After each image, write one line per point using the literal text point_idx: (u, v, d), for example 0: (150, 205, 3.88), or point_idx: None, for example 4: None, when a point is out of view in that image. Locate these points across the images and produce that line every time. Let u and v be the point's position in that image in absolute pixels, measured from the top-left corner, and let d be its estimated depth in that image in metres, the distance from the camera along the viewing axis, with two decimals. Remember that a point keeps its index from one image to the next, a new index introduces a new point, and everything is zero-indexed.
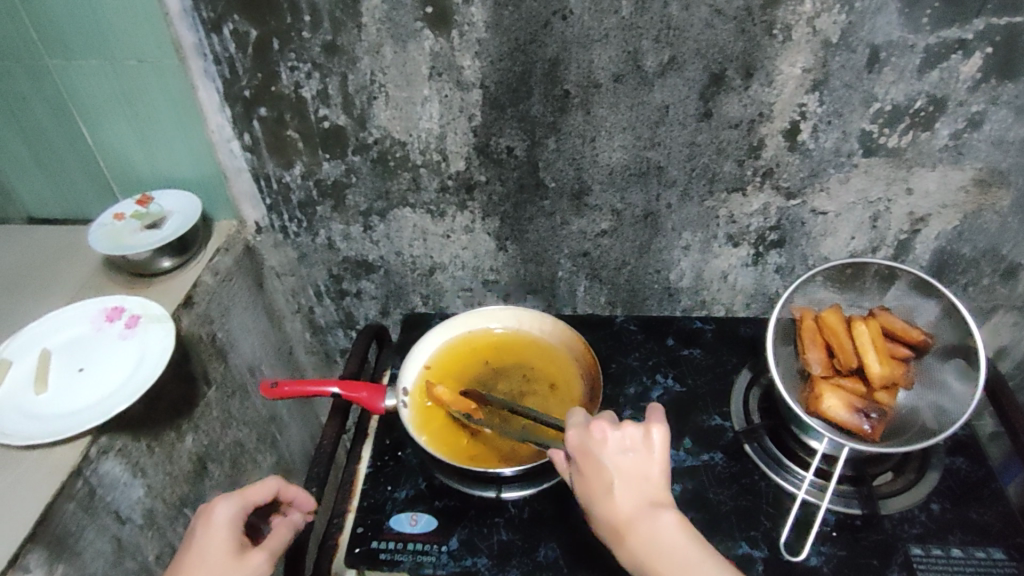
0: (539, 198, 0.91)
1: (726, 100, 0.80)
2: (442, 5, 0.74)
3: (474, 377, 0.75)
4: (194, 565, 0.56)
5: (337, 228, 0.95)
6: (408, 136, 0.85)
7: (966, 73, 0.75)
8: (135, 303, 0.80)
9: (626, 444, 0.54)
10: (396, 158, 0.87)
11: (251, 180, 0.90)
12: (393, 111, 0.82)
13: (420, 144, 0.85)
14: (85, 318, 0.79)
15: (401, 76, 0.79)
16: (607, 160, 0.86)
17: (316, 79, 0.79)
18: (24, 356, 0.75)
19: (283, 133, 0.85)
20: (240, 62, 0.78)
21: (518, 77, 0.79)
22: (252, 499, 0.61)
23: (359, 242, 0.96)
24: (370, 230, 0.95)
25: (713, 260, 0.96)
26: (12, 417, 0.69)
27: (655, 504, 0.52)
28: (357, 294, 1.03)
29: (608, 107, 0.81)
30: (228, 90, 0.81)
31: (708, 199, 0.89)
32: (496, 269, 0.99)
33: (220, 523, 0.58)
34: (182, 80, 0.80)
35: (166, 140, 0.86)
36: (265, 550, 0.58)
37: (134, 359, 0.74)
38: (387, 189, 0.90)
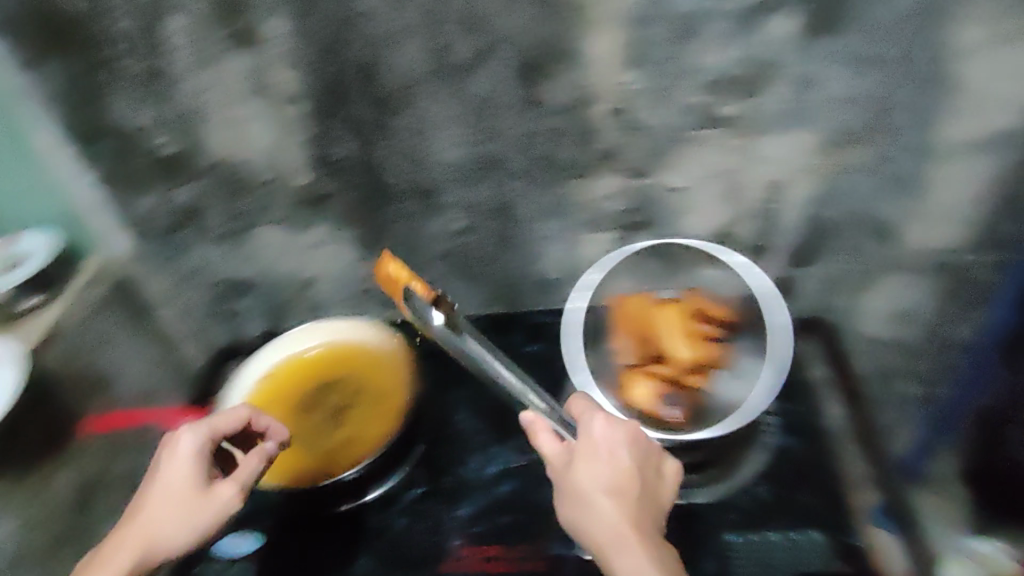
0: (389, 202, 0.90)
1: (547, 86, 0.78)
2: (239, 19, 0.73)
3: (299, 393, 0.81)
4: (162, 492, 0.61)
5: (202, 252, 0.95)
6: (244, 156, 0.85)
7: (783, 34, 0.72)
8: None
9: (646, 452, 0.60)
10: (238, 178, 0.87)
11: (111, 212, 0.89)
12: (219, 131, 0.82)
13: (258, 161, 0.85)
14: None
15: (220, 96, 0.80)
16: (446, 156, 0.85)
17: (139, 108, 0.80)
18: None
19: (126, 163, 0.85)
20: (57, 105, 0.78)
21: (332, 85, 0.78)
22: (219, 431, 0.67)
23: (227, 263, 0.97)
24: (233, 250, 0.95)
25: (581, 248, 0.94)
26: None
27: (653, 525, 0.56)
28: (237, 314, 1.04)
29: (430, 105, 0.80)
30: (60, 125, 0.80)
31: (557, 186, 0.87)
32: (369, 279, 0.99)
33: (183, 454, 0.64)
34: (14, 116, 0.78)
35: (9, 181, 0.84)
36: (232, 481, 0.63)
37: None
38: (238, 209, 0.90)
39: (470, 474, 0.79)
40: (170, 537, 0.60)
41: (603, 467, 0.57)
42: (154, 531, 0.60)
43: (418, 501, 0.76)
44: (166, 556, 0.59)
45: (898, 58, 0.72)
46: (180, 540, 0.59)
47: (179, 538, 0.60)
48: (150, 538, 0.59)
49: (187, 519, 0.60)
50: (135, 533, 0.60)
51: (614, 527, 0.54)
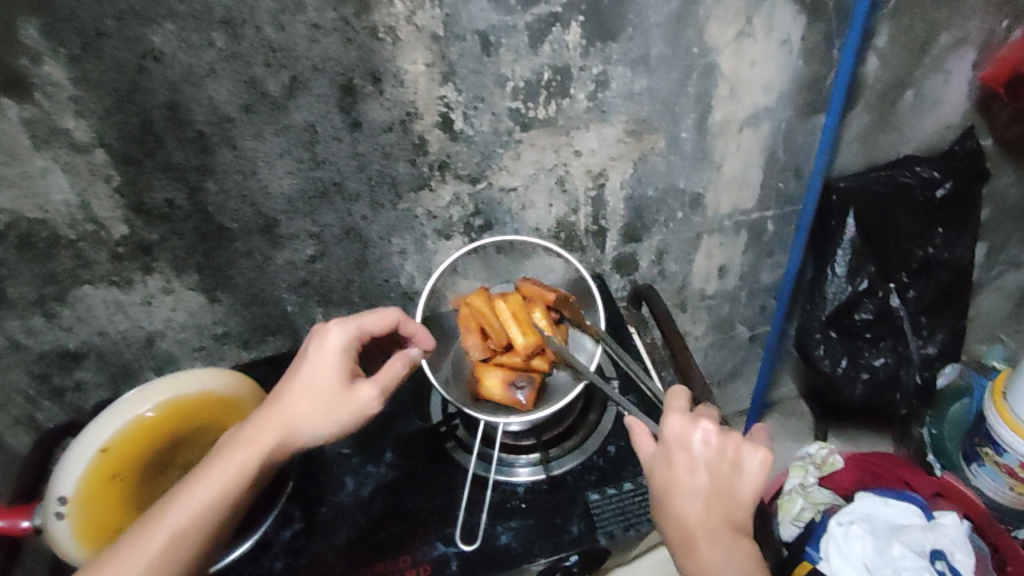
0: (228, 241, 0.87)
1: (367, 107, 0.79)
2: (9, 69, 0.67)
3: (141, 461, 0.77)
4: (309, 383, 0.66)
5: (14, 326, 0.85)
6: (45, 213, 0.78)
7: (573, 42, 0.79)
8: None
9: (723, 453, 0.62)
10: (43, 239, 0.79)
11: None
12: (10, 189, 0.75)
13: (65, 217, 0.79)
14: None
15: (2, 152, 0.72)
16: (280, 187, 0.84)
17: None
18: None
19: None
20: None
21: (138, 128, 0.74)
22: (364, 330, 0.71)
23: (49, 333, 0.88)
24: (55, 318, 0.87)
25: (434, 257, 0.97)
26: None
27: (726, 519, 0.62)
28: (75, 386, 0.95)
29: (252, 138, 0.78)
30: None
31: (399, 202, 0.89)
32: (221, 322, 0.96)
33: (333, 346, 0.68)
34: None
35: None
36: (372, 382, 0.68)
37: None
38: (53, 272, 0.83)
39: (347, 499, 0.81)
40: (312, 424, 0.65)
41: (695, 476, 0.62)
42: (296, 416, 0.65)
43: (292, 541, 0.78)
44: (303, 442, 0.65)
45: (669, 56, 0.82)
46: (314, 433, 0.65)
47: (314, 432, 0.65)
48: (288, 426, 0.64)
49: (330, 412, 0.66)
50: (275, 417, 0.65)
51: (682, 529, 0.62)
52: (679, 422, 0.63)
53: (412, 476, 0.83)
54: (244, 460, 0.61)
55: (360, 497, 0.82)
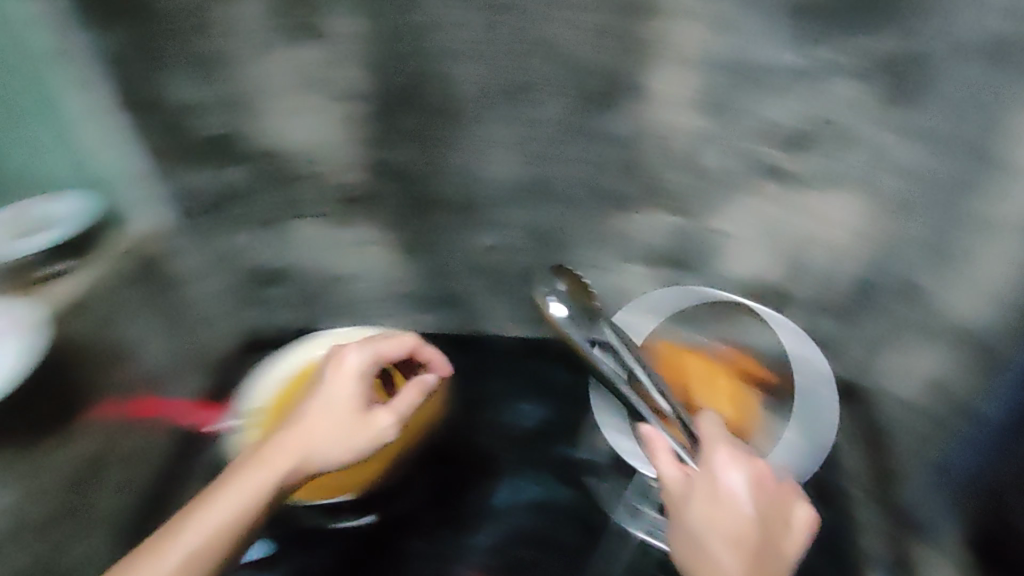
0: (432, 212, 0.91)
1: (608, 117, 0.77)
2: (302, 18, 0.75)
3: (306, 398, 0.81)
4: (329, 406, 0.68)
5: (240, 237, 0.96)
6: (290, 148, 0.86)
7: (850, 95, 0.68)
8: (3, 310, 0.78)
9: (773, 494, 0.61)
10: (285, 169, 0.89)
11: (150, 182, 0.89)
12: (274, 120, 0.84)
13: (310, 155, 0.87)
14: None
15: (272, 87, 0.81)
16: (498, 174, 0.85)
17: (196, 89, 0.81)
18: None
19: (174, 143, 0.86)
20: (117, 74, 0.80)
21: (388, 91, 0.80)
22: (382, 356, 0.73)
23: (265, 250, 0.98)
24: (273, 238, 0.96)
25: (621, 281, 0.92)
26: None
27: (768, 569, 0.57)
28: (266, 301, 1.05)
29: (488, 122, 0.80)
30: (113, 95, 0.81)
31: (604, 217, 0.87)
32: (405, 283, 0.99)
33: (349, 369, 0.71)
34: (61, 80, 0.79)
35: (48, 142, 0.84)
36: (390, 411, 0.70)
37: None
38: (288, 199, 0.92)
39: (489, 502, 0.83)
40: (326, 448, 0.66)
41: (727, 511, 0.59)
42: (315, 439, 0.66)
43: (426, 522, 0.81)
44: (318, 466, 0.65)
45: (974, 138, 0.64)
46: (332, 456, 0.66)
47: (332, 454, 0.66)
48: (308, 450, 0.65)
49: (346, 437, 0.67)
50: (294, 440, 0.65)
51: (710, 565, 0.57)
52: (720, 450, 0.64)
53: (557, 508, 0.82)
54: (263, 483, 0.61)
55: (502, 505, 0.83)
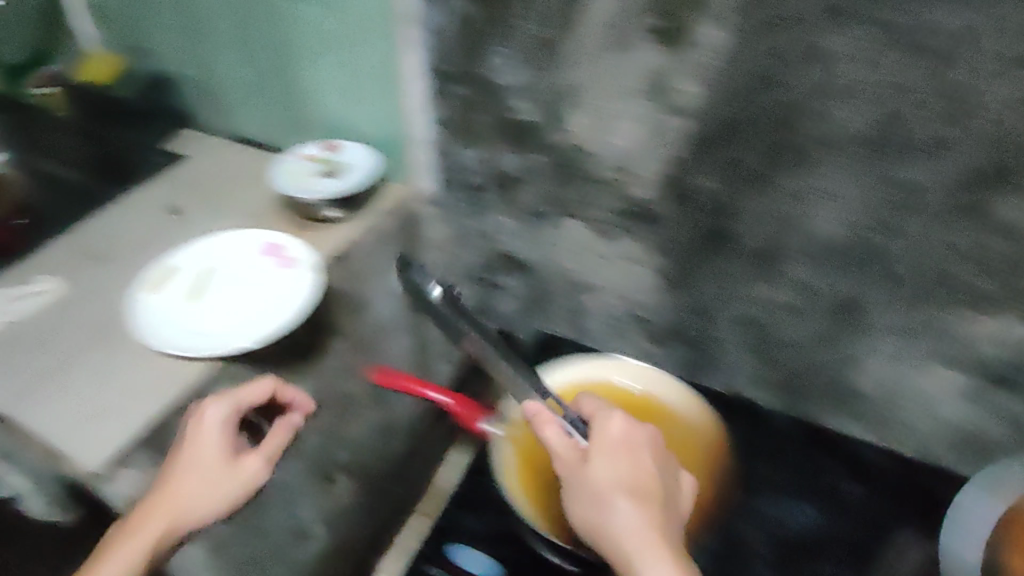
0: (722, 252, 0.81)
1: (999, 202, 0.64)
2: (674, 18, 0.67)
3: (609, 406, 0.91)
4: (194, 460, 0.68)
5: (500, 220, 0.94)
6: (599, 148, 0.80)
7: None
8: (295, 246, 0.85)
9: (665, 461, 0.67)
10: (580, 168, 0.83)
11: (431, 153, 0.93)
12: (587, 117, 0.78)
13: (609, 162, 0.81)
14: (247, 241, 0.86)
15: (611, 84, 0.74)
16: (819, 233, 0.74)
17: (520, 69, 0.78)
18: (194, 261, 0.84)
19: (471, 118, 0.86)
20: (450, 39, 0.80)
21: (737, 115, 0.70)
22: (243, 402, 0.72)
23: (519, 241, 0.95)
24: (533, 231, 0.93)
25: (915, 377, 0.81)
26: (159, 315, 0.78)
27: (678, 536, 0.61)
28: (499, 287, 1.03)
29: (840, 172, 0.69)
30: (434, 65, 0.83)
31: (932, 305, 0.74)
32: (651, 309, 0.93)
33: (211, 422, 0.69)
34: (394, 44, 0.83)
35: (365, 94, 0.90)
36: (257, 455, 0.72)
37: (278, 294, 0.80)
38: (563, 198, 0.87)
39: None
40: (199, 506, 0.66)
41: (625, 464, 0.64)
42: (183, 500, 0.66)
43: None
44: (189, 529, 0.66)
45: None
46: (202, 514, 0.66)
47: (203, 514, 0.67)
48: (176, 513, 0.65)
49: (214, 493, 0.68)
50: (167, 502, 0.65)
51: (631, 528, 0.59)
52: (617, 417, 0.68)
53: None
54: (137, 553, 0.62)
55: None
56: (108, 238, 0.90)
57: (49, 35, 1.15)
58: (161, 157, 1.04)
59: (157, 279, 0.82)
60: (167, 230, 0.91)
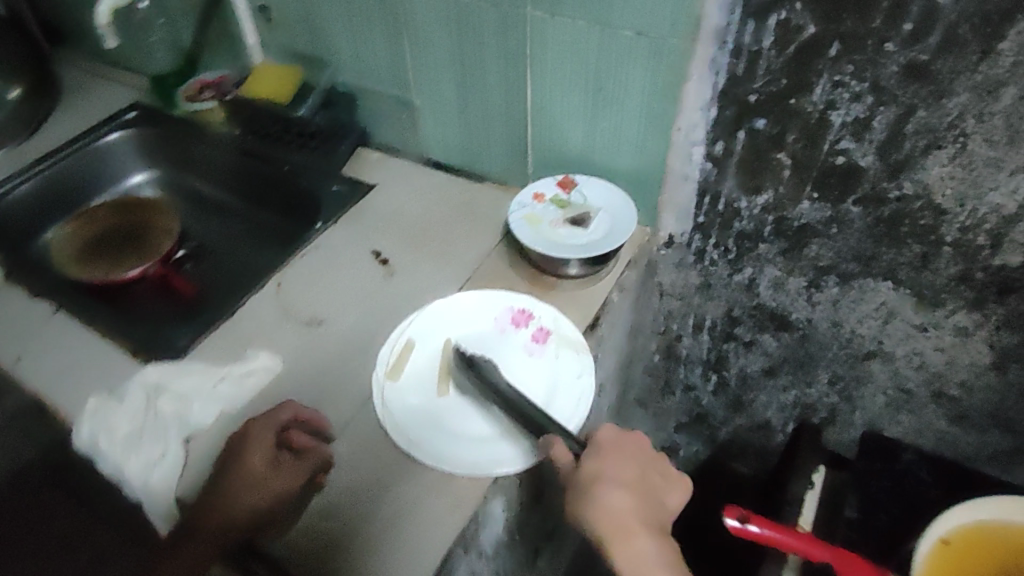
0: None
1: None
2: None
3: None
4: (226, 472, 0.59)
5: (771, 273, 0.79)
6: (957, 205, 0.64)
7: None
8: (548, 315, 0.71)
9: (640, 460, 0.60)
10: (915, 225, 0.67)
11: (693, 193, 0.76)
12: (954, 166, 0.61)
13: (969, 219, 0.65)
14: (486, 310, 0.72)
15: (1005, 131, 0.57)
16: None
17: (866, 104, 0.61)
18: (427, 339, 0.69)
19: (770, 153, 0.68)
20: (768, 60, 0.62)
21: None
22: (282, 422, 0.63)
23: (789, 295, 0.81)
24: (816, 287, 0.78)
25: None
26: (410, 413, 0.63)
27: (648, 519, 0.57)
28: (753, 341, 0.89)
29: None
30: (730, 89, 0.66)
31: None
32: (968, 388, 0.80)
33: (253, 438, 0.61)
34: (679, 66, 0.66)
35: (618, 123, 0.74)
36: (295, 466, 0.59)
37: (545, 383, 0.66)
38: (874, 255, 0.72)
39: None
40: (225, 515, 0.56)
41: (616, 462, 0.59)
42: (212, 507, 0.57)
43: None
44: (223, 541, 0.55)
45: None
46: (225, 522, 0.55)
47: (227, 522, 0.56)
48: (206, 526, 0.56)
49: (236, 501, 0.57)
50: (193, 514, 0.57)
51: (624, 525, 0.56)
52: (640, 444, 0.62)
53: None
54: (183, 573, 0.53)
55: None
56: (313, 295, 0.76)
57: (200, 42, 1.00)
58: (345, 184, 0.89)
59: (390, 364, 0.67)
60: (379, 285, 0.77)
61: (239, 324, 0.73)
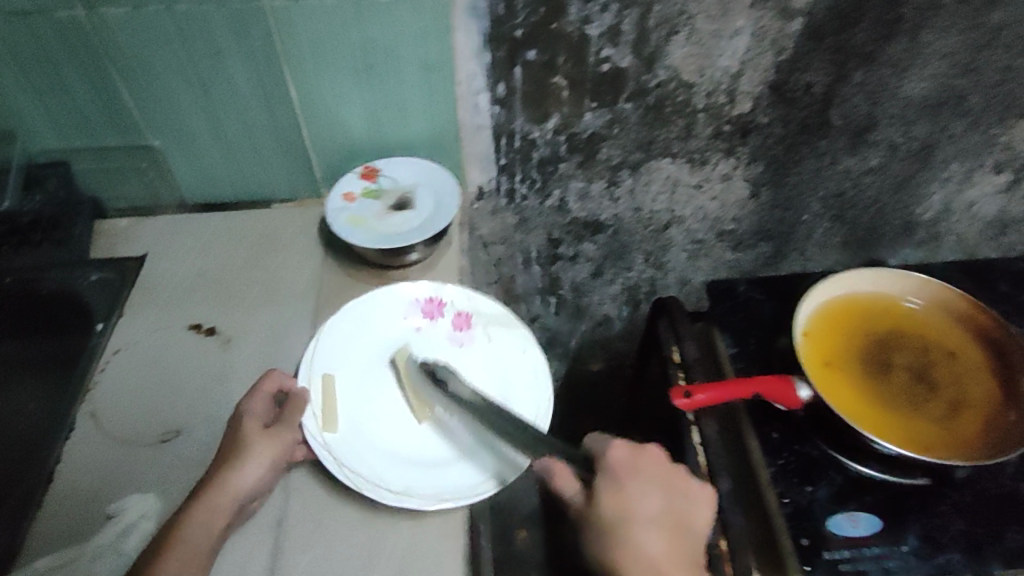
0: (817, 138, 0.80)
1: None
2: None
3: (864, 320, 0.67)
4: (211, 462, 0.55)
5: (575, 187, 0.84)
6: (699, 77, 0.73)
7: None
8: (458, 297, 0.71)
9: (668, 480, 0.55)
10: (675, 103, 0.76)
11: (489, 140, 0.78)
12: (690, 45, 0.70)
13: (709, 86, 0.74)
14: (394, 310, 0.70)
15: (719, 6, 0.67)
16: (908, 92, 0.76)
17: (613, 11, 0.67)
18: (344, 364, 0.66)
19: (547, 80, 0.72)
20: None
21: (854, 1, 0.67)
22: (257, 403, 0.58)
23: (597, 200, 0.86)
24: (614, 186, 0.84)
25: (968, 191, 0.88)
26: (376, 452, 0.61)
27: (678, 550, 0.52)
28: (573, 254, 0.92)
29: (939, 31, 0.70)
30: (496, 31, 0.68)
31: (995, 128, 0.80)
32: (738, 218, 0.90)
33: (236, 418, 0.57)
34: (443, 19, 0.66)
35: (399, 93, 0.72)
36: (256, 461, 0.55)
37: (494, 372, 0.68)
38: (652, 139, 0.79)
39: None
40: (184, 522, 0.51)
41: (637, 490, 0.54)
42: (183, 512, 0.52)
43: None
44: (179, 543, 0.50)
45: None
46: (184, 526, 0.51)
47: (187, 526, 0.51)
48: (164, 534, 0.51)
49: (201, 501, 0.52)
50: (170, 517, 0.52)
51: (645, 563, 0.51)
52: (657, 460, 0.56)
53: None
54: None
55: None
56: (152, 403, 0.64)
57: None
58: (108, 270, 0.74)
59: (321, 413, 0.61)
60: (220, 359, 0.68)
61: (79, 477, 0.59)
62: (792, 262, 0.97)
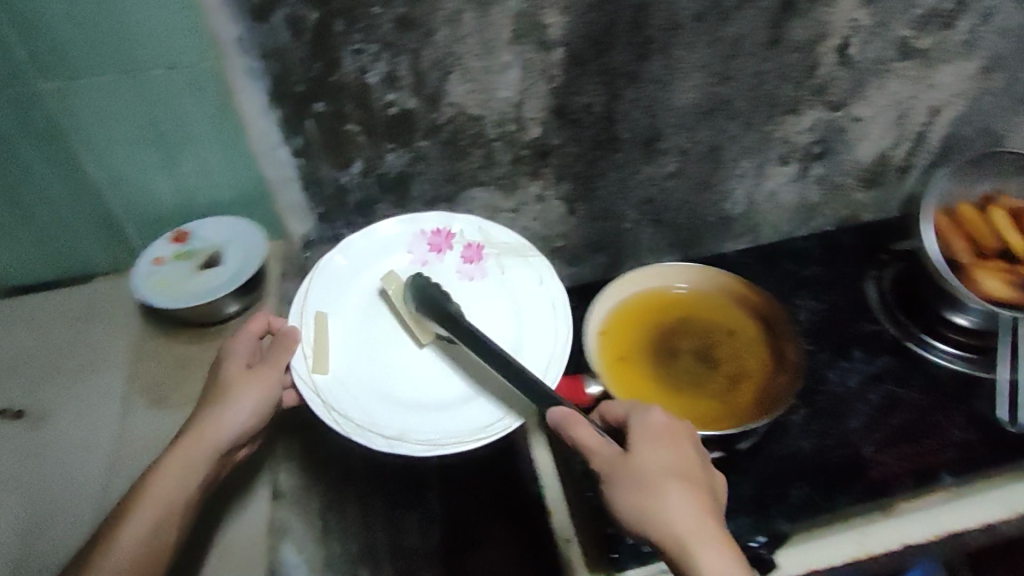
0: (612, 151, 0.86)
1: (794, 25, 0.78)
2: None
3: (650, 319, 0.77)
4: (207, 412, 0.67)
5: None
6: (484, 109, 0.79)
7: None
8: (467, 227, 0.82)
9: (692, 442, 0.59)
10: (469, 135, 0.81)
11: (300, 189, 0.82)
12: (466, 83, 0.76)
13: (496, 116, 0.80)
14: (398, 242, 0.81)
15: (481, 45, 0.73)
16: (680, 102, 0.83)
17: (384, 60, 0.71)
18: (337, 306, 0.76)
19: (342, 128, 0.76)
20: (295, 51, 0.68)
21: (602, 29, 0.74)
22: (235, 356, 0.70)
23: None
24: None
25: (764, 182, 0.95)
26: (362, 388, 0.71)
27: (713, 506, 0.55)
28: None
29: (686, 47, 0.77)
30: (279, 89, 0.71)
31: (768, 124, 0.88)
32: (564, 234, 0.96)
33: (225, 365, 0.70)
34: (220, 84, 0.70)
35: (200, 155, 0.76)
36: (237, 404, 0.67)
37: (507, 299, 0.79)
38: (457, 171, 0.84)
39: (839, 389, 0.81)
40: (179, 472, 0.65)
41: (668, 449, 0.57)
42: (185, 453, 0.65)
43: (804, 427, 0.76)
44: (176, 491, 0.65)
45: None
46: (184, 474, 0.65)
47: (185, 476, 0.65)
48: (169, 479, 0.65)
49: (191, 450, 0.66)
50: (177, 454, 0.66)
51: (686, 518, 0.53)
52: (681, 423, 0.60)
53: (894, 375, 0.83)
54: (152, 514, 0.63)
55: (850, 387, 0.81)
56: None
57: None
58: None
59: (312, 355, 0.71)
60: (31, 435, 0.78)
61: None
62: (629, 266, 1.04)
